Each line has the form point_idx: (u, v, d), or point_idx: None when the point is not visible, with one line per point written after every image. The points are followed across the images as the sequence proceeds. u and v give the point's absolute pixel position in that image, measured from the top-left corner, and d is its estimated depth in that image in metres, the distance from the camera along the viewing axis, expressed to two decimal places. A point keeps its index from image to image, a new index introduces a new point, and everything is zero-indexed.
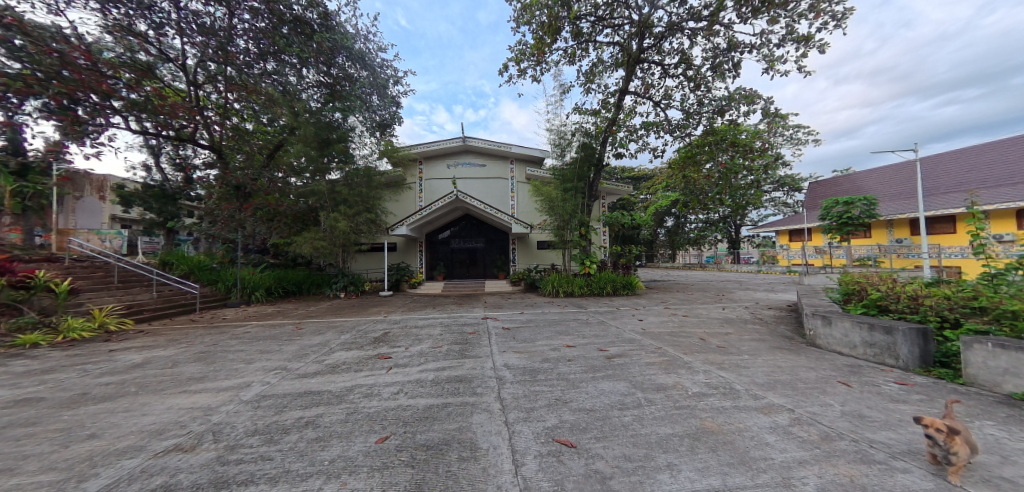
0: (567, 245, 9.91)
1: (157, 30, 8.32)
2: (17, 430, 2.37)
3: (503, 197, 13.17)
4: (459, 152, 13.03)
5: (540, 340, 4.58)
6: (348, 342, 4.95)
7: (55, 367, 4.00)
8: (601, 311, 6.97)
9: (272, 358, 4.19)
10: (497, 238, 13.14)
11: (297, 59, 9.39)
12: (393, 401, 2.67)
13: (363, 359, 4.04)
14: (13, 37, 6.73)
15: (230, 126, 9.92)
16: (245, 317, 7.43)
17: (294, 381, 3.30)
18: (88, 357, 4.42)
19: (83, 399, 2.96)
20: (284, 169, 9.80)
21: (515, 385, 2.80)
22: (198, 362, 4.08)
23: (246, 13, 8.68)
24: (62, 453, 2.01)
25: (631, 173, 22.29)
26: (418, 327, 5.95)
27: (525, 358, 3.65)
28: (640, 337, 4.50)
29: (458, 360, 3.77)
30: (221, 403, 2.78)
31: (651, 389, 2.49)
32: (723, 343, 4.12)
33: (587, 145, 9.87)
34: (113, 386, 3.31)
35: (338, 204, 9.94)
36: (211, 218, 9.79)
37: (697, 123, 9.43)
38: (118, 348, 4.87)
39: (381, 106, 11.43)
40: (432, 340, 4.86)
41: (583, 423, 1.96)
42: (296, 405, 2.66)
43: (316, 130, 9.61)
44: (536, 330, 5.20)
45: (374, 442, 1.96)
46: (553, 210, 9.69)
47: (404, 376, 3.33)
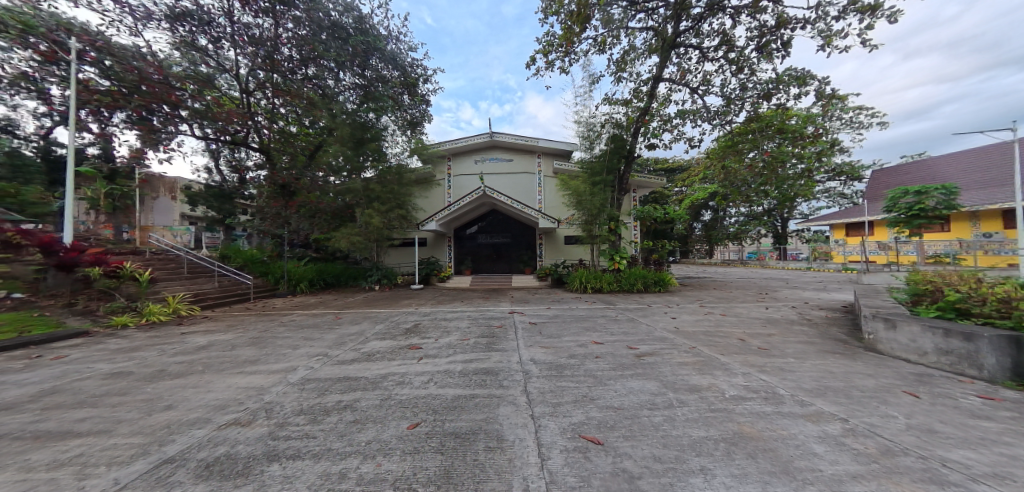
0: (595, 240, 9.69)
1: (215, 43, 9.08)
2: (112, 398, 2.76)
3: (530, 192, 13.13)
4: (486, 147, 13.14)
5: (567, 335, 4.55)
6: (382, 332, 5.21)
7: (138, 345, 4.58)
8: (630, 308, 6.78)
9: (314, 345, 4.51)
10: (523, 233, 13.16)
11: (334, 63, 9.88)
12: (423, 389, 2.78)
13: (395, 349, 4.23)
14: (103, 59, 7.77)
15: (277, 130, 10.64)
16: (291, 306, 8.06)
17: (334, 366, 3.54)
18: (163, 338, 5.02)
19: (161, 374, 3.38)
20: (323, 168, 10.36)
21: (541, 379, 2.80)
22: (252, 346, 4.49)
23: (289, 21, 9.26)
24: (146, 420, 2.31)
25: (665, 164, 21.27)
26: (446, 319, 6.12)
27: (551, 353, 3.64)
28: (672, 335, 4.33)
29: (485, 353, 3.85)
30: (271, 384, 3.04)
31: (683, 390, 2.39)
32: (765, 345, 3.84)
33: (617, 136, 9.53)
34: (184, 364, 3.74)
35: (371, 200, 10.40)
36: (262, 215, 10.66)
37: (738, 109, 8.79)
38: (187, 331, 5.47)
39: (411, 104, 11.78)
40: (460, 333, 4.98)
41: (610, 421, 1.92)
42: (336, 389, 2.85)
43: (351, 131, 10.16)
44: (562, 326, 5.16)
45: (406, 427, 2.05)
46: (580, 204, 9.47)
47: (434, 366, 3.46)
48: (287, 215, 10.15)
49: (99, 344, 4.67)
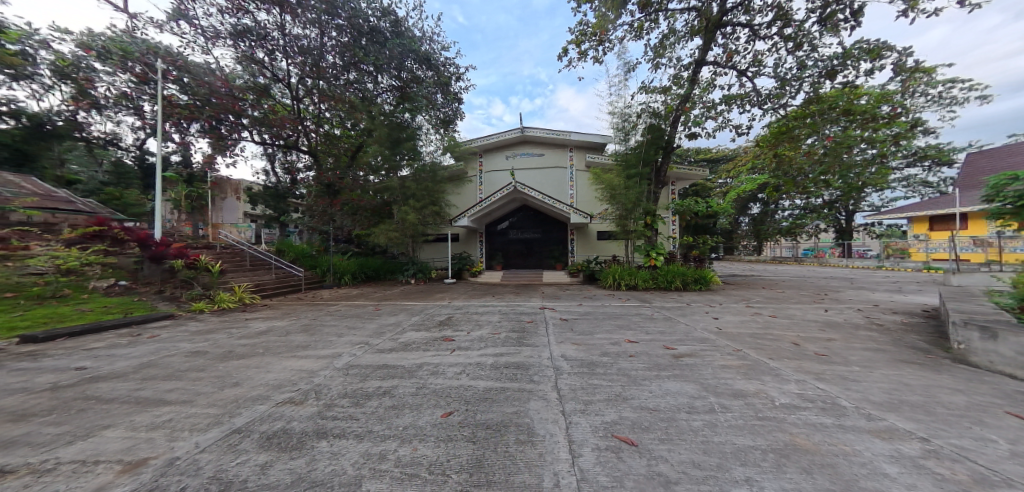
0: (630, 235, 9.34)
1: (269, 56, 9.87)
2: (191, 373, 3.16)
3: (562, 187, 12.94)
4: (518, 143, 13.12)
5: (599, 333, 4.45)
6: (418, 324, 5.44)
7: (210, 328, 5.19)
8: (667, 307, 6.48)
9: (357, 333, 4.82)
10: (554, 228, 13.02)
11: (373, 67, 10.37)
12: (456, 380, 2.87)
13: (430, 340, 4.40)
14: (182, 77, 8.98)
15: (323, 134, 11.38)
16: (336, 297, 8.65)
17: (374, 354, 3.76)
18: (231, 322, 5.64)
19: (229, 355, 3.80)
20: (364, 168, 10.93)
21: (572, 376, 2.78)
22: (303, 332, 4.89)
23: (333, 30, 9.82)
24: (218, 395, 2.61)
25: (707, 154, 19.94)
26: (478, 313, 6.25)
27: (583, 350, 3.58)
28: (714, 337, 4.08)
29: (516, 347, 3.88)
30: (319, 368, 3.29)
31: (727, 394, 2.24)
32: (824, 350, 3.49)
33: (654, 126, 9.05)
34: (248, 346, 4.18)
35: (407, 198, 10.83)
36: (310, 213, 11.51)
37: (794, 91, 8.00)
38: (250, 317, 6.08)
39: (444, 103, 12.08)
40: (492, 327, 5.06)
41: (645, 422, 1.85)
42: (376, 376, 3.03)
43: (389, 131, 10.60)
44: (595, 323, 5.06)
45: (440, 416, 2.13)
46: (614, 198, 9.14)
47: (466, 358, 3.55)
48: (332, 212, 10.84)
49: (180, 326, 5.35)
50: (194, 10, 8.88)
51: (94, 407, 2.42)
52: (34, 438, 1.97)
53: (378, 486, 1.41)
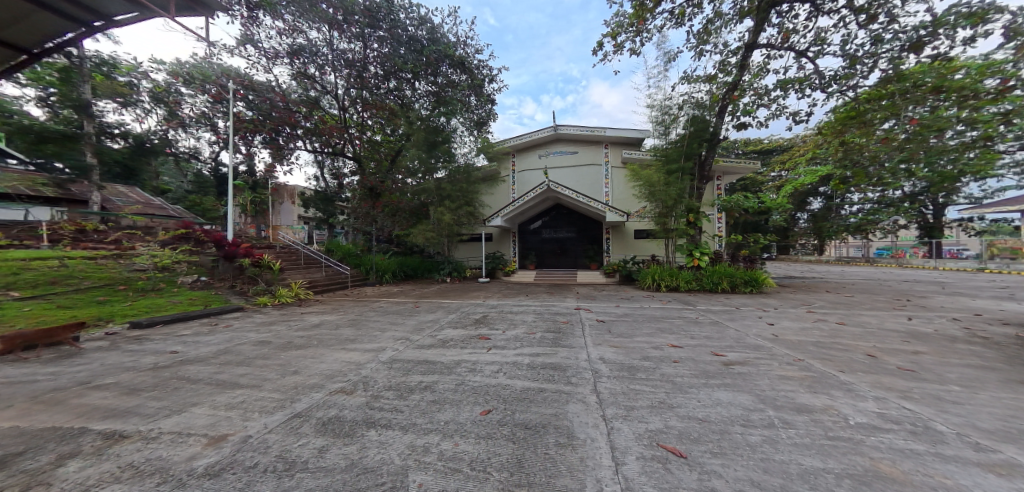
0: (671, 234, 8.86)
1: (319, 70, 10.59)
2: (259, 360, 3.52)
3: (597, 185, 12.62)
4: (551, 141, 13.02)
5: (639, 335, 4.28)
6: (455, 321, 5.62)
7: (273, 321, 5.75)
8: (713, 310, 6.06)
9: (398, 329, 5.08)
10: (588, 227, 12.75)
11: (412, 74, 10.86)
12: (493, 378, 2.91)
13: (466, 338, 4.50)
14: (248, 95, 10.17)
15: (367, 140, 12.07)
16: (378, 294, 9.18)
17: (416, 350, 3.93)
18: (289, 316, 6.20)
19: (289, 345, 4.19)
20: (403, 172, 11.40)
21: (612, 380, 2.70)
22: (351, 326, 5.26)
23: (374, 42, 10.38)
24: (281, 381, 2.88)
25: (758, 145, 18.38)
26: (513, 312, 6.29)
27: (622, 353, 3.47)
28: (769, 344, 3.74)
29: (552, 348, 3.86)
30: (366, 360, 3.51)
31: (789, 408, 2.04)
32: (908, 365, 3.05)
33: (699, 118, 8.48)
34: (304, 337, 4.57)
35: (443, 199, 11.21)
36: (355, 215, 12.23)
37: (866, 70, 7.11)
38: (305, 311, 6.65)
39: (478, 105, 12.34)
40: (526, 326, 5.08)
41: (695, 433, 1.74)
42: (417, 371, 3.16)
43: (425, 135, 11.02)
44: (633, 325, 4.88)
45: (479, 413, 2.18)
46: (653, 196, 8.71)
47: (502, 356, 3.60)
48: (375, 214, 11.33)
49: (248, 318, 5.99)
50: (258, 34, 9.86)
51: (185, 386, 2.78)
52: (141, 410, 2.32)
53: (423, 477, 1.47)
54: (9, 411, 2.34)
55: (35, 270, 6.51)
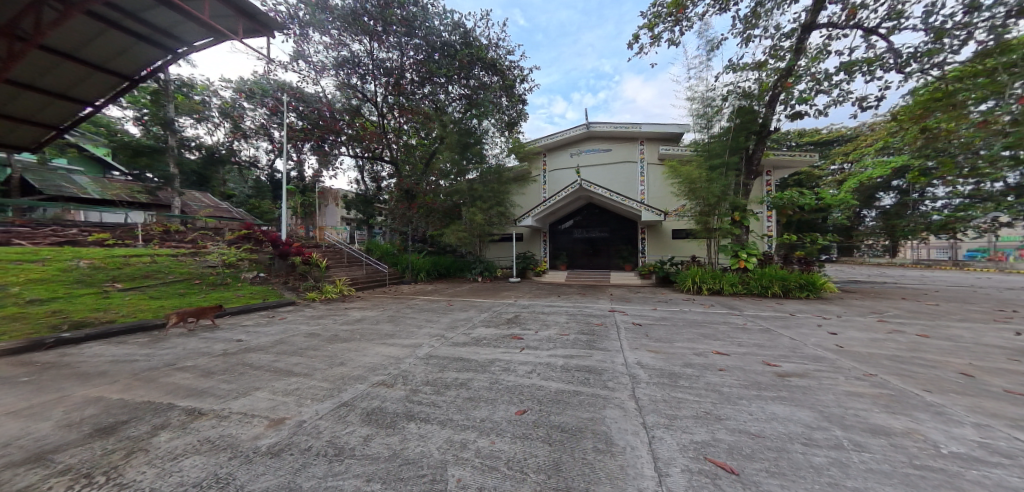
0: (714, 234, 8.31)
1: (360, 79, 11.23)
2: (309, 351, 3.80)
3: (632, 182, 12.17)
4: (583, 139, 12.78)
5: (679, 341, 4.06)
6: (487, 320, 5.69)
7: (320, 315, 6.19)
8: (762, 316, 5.58)
9: (434, 326, 5.25)
10: (623, 227, 12.35)
11: (445, 79, 11.18)
12: (527, 379, 2.90)
13: (499, 337, 4.54)
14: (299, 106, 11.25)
15: (402, 143, 12.46)
16: (414, 292, 9.55)
17: (450, 347, 4.04)
18: (334, 310, 6.65)
19: (335, 338, 4.48)
20: (436, 173, 11.72)
21: (651, 386, 2.58)
22: (390, 322, 5.52)
23: (411, 49, 10.81)
24: (329, 372, 3.08)
25: (815, 136, 16.69)
26: (545, 313, 6.25)
27: (661, 359, 3.31)
28: (832, 355, 3.38)
29: (586, 350, 3.78)
30: (405, 356, 3.66)
31: (860, 429, 1.82)
32: (1015, 388, 2.59)
33: (746, 108, 7.88)
34: (348, 331, 4.87)
35: (475, 199, 11.43)
36: (392, 216, 12.54)
37: (956, 44, 6.21)
38: (348, 307, 7.08)
39: (509, 106, 12.41)
40: (559, 328, 5.01)
41: (747, 448, 1.62)
42: (452, 368, 3.24)
43: (458, 137, 11.30)
44: (672, 330, 4.64)
45: (514, 412, 2.18)
46: (693, 193, 8.21)
47: (535, 357, 3.58)
48: (410, 215, 11.70)
49: (299, 311, 6.50)
50: (308, 50, 10.68)
51: (249, 372, 3.08)
52: (215, 391, 2.60)
53: (461, 473, 1.50)
54: (115, 385, 2.74)
55: (131, 265, 7.56)
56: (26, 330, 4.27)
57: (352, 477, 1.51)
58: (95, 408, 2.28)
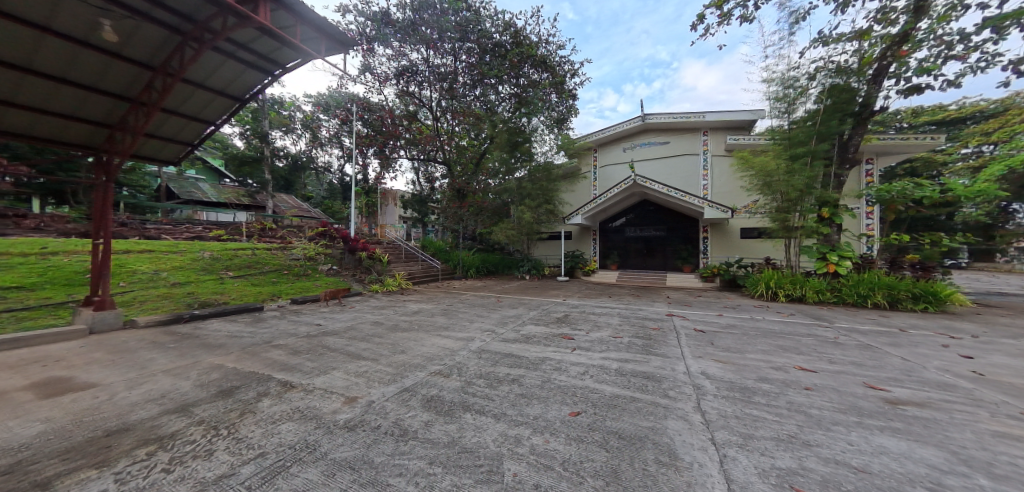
0: (795, 233, 7.26)
1: (418, 86, 11.94)
2: (376, 338, 4.18)
3: (693, 177, 11.21)
4: (638, 132, 12.08)
5: (751, 352, 3.65)
6: (536, 318, 5.70)
7: (383, 305, 6.76)
8: (860, 330, 4.75)
9: (485, 321, 5.41)
10: (682, 225, 11.43)
11: (496, 79, 11.39)
12: (580, 381, 2.83)
13: (549, 336, 4.52)
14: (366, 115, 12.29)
15: (454, 145, 12.85)
16: (465, 288, 9.93)
17: (501, 342, 4.12)
18: (395, 302, 7.21)
19: (397, 327, 4.86)
20: (486, 173, 12.00)
21: (720, 399, 2.35)
22: (444, 315, 5.82)
23: (463, 53, 11.16)
24: (392, 358, 3.35)
25: (936, 114, 13.65)
26: (596, 313, 6.06)
27: (730, 370, 3.01)
28: (964, 383, 2.74)
29: (642, 355, 3.58)
30: (459, 348, 3.83)
31: (1014, 481, 1.45)
32: None
33: (842, 86, 6.68)
34: (407, 322, 5.24)
35: (524, 198, 11.50)
36: (444, 215, 12.87)
37: None
38: (407, 299, 7.62)
39: (559, 102, 12.23)
40: (612, 330, 4.82)
41: (849, 484, 1.38)
42: (504, 363, 3.30)
43: (508, 136, 11.45)
44: (743, 339, 4.18)
45: (568, 413, 2.15)
46: (769, 187, 7.26)
47: (587, 358, 3.50)
48: (461, 214, 12.12)
49: (366, 301, 7.17)
50: (374, 63, 11.64)
51: (327, 353, 3.48)
52: (301, 367, 2.98)
53: (517, 467, 1.52)
54: (230, 356, 3.31)
55: (238, 257, 9.01)
56: (170, 306, 5.36)
57: (416, 459, 1.61)
58: (217, 373, 2.76)
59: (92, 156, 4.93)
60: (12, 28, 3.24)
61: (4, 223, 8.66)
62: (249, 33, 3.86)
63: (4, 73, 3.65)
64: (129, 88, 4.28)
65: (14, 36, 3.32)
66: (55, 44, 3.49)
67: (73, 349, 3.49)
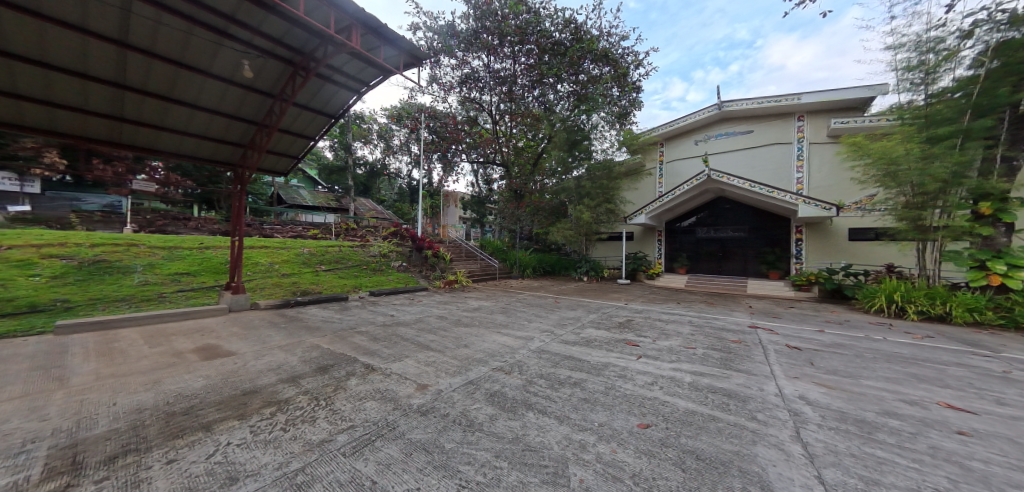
0: (934, 233, 5.79)
1: (478, 92, 12.39)
2: (442, 331, 4.45)
3: (785, 168, 9.69)
4: (714, 122, 10.88)
5: (869, 378, 3.01)
6: (597, 321, 5.50)
7: (447, 300, 7.19)
8: None
9: (543, 321, 5.39)
10: (768, 224, 10.00)
11: (555, 78, 11.36)
12: (648, 391, 2.65)
13: (612, 341, 4.32)
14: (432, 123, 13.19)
15: (512, 147, 12.89)
16: (521, 287, 10.05)
17: (561, 344, 4.07)
18: (457, 298, 7.62)
19: (460, 322, 5.13)
20: (544, 173, 11.99)
21: (827, 431, 1.98)
22: (503, 313, 5.96)
23: (523, 55, 11.31)
24: (457, 351, 3.54)
25: None
26: (663, 320, 5.62)
27: (839, 398, 2.52)
28: None
29: (722, 370, 3.20)
30: (519, 346, 3.88)
31: None
32: None
33: (1022, 39, 4.95)
34: (469, 317, 5.50)
35: (582, 197, 11.15)
36: (502, 215, 12.97)
37: None
38: (468, 296, 8.00)
39: (621, 96, 11.83)
40: (683, 339, 4.41)
41: None
42: (565, 365, 3.25)
43: (567, 135, 11.25)
44: (855, 362, 3.48)
45: (636, 424, 2.03)
46: (895, 177, 5.89)
47: (656, 368, 3.26)
48: (518, 214, 12.14)
49: (432, 296, 7.69)
50: (440, 74, 12.44)
51: (401, 342, 3.81)
52: (380, 353, 3.32)
53: (584, 474, 1.48)
54: (325, 338, 3.84)
55: (328, 253, 10.41)
56: (280, 293, 6.43)
57: (483, 450, 1.67)
58: (316, 352, 3.23)
59: (232, 172, 6.15)
60: (188, 76, 4.24)
61: (177, 224, 11.34)
62: (343, 58, 4.44)
63: (182, 110, 4.78)
64: (257, 115, 5.24)
65: (188, 81, 4.33)
66: (212, 85, 4.46)
67: (219, 323, 4.41)
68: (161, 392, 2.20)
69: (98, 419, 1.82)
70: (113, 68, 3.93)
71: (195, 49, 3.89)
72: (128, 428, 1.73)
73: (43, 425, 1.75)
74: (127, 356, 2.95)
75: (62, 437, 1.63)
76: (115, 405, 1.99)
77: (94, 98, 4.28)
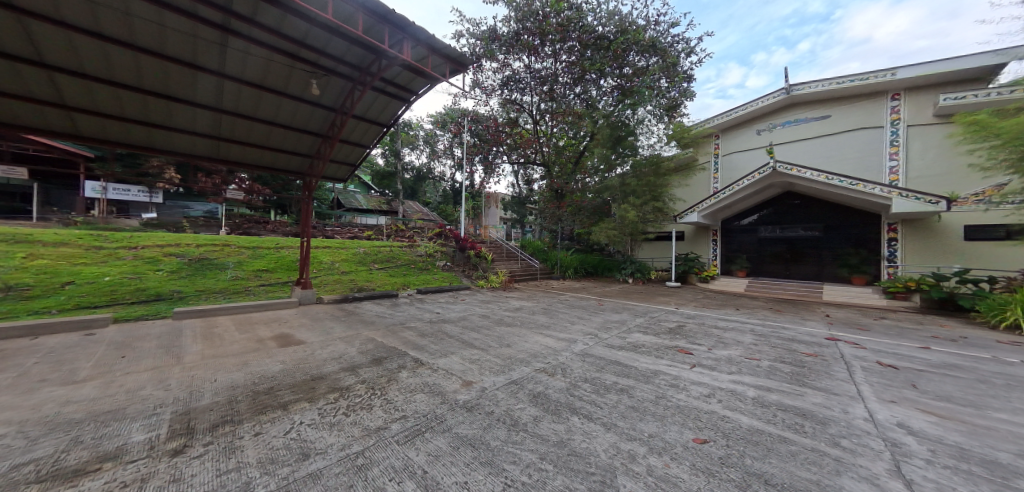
0: None
1: (519, 93, 12.45)
2: (484, 330, 4.54)
3: (874, 156, 8.37)
4: (782, 108, 9.77)
5: (996, 409, 2.46)
6: (645, 326, 5.21)
7: (489, 300, 7.33)
8: None
9: (586, 324, 5.25)
10: (851, 221, 8.71)
11: (598, 73, 11.09)
12: (705, 404, 2.44)
13: (662, 347, 4.06)
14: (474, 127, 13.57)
15: (553, 146, 12.82)
16: (563, 288, 9.91)
17: (606, 348, 3.93)
18: (499, 298, 7.73)
19: (502, 321, 5.18)
20: (586, 172, 11.71)
21: (938, 468, 1.66)
22: (544, 314, 5.93)
23: (564, 53, 11.17)
24: (500, 351, 3.58)
25: None
26: (720, 327, 5.16)
27: (954, 430, 2.10)
28: None
29: (794, 386, 2.84)
30: (562, 348, 3.83)
31: None
32: None
33: None
34: (511, 317, 5.55)
35: (627, 195, 10.61)
36: (542, 215, 12.90)
37: None
38: (509, 296, 8.08)
39: (669, 87, 11.12)
40: (744, 349, 4.01)
41: None
42: (611, 370, 3.13)
43: (610, 131, 10.84)
44: (973, 388, 2.88)
45: (692, 439, 1.88)
46: None
47: (712, 379, 2.99)
48: (559, 214, 11.99)
49: (474, 295, 7.88)
50: (482, 78, 12.73)
51: (446, 339, 3.96)
52: (428, 348, 3.48)
53: (634, 486, 1.41)
54: (379, 332, 4.12)
55: (380, 253, 11.16)
56: (339, 289, 7.04)
57: (528, 451, 1.67)
58: (372, 345, 3.48)
59: (302, 180, 6.88)
60: (269, 97, 4.84)
61: (258, 227, 12.98)
62: (394, 70, 4.74)
63: (264, 127, 5.46)
64: (322, 128, 5.80)
65: (269, 102, 4.95)
66: (287, 104, 5.04)
67: (291, 315, 4.94)
68: (249, 372, 2.53)
69: (204, 392, 2.15)
70: (215, 96, 4.63)
71: (275, 73, 4.43)
72: (226, 401, 2.01)
73: (166, 393, 2.11)
74: (224, 340, 3.45)
75: (180, 405, 1.95)
76: (216, 381, 2.33)
77: (200, 121, 5.06)
